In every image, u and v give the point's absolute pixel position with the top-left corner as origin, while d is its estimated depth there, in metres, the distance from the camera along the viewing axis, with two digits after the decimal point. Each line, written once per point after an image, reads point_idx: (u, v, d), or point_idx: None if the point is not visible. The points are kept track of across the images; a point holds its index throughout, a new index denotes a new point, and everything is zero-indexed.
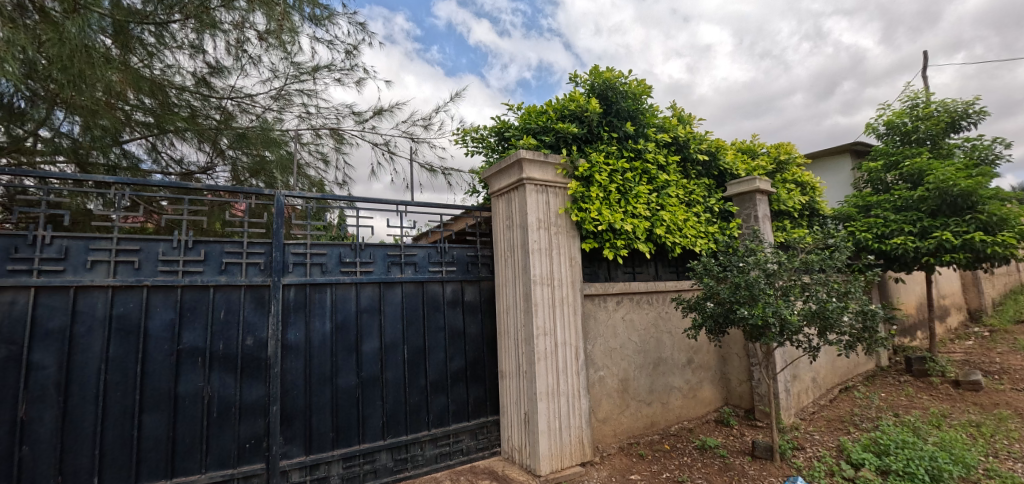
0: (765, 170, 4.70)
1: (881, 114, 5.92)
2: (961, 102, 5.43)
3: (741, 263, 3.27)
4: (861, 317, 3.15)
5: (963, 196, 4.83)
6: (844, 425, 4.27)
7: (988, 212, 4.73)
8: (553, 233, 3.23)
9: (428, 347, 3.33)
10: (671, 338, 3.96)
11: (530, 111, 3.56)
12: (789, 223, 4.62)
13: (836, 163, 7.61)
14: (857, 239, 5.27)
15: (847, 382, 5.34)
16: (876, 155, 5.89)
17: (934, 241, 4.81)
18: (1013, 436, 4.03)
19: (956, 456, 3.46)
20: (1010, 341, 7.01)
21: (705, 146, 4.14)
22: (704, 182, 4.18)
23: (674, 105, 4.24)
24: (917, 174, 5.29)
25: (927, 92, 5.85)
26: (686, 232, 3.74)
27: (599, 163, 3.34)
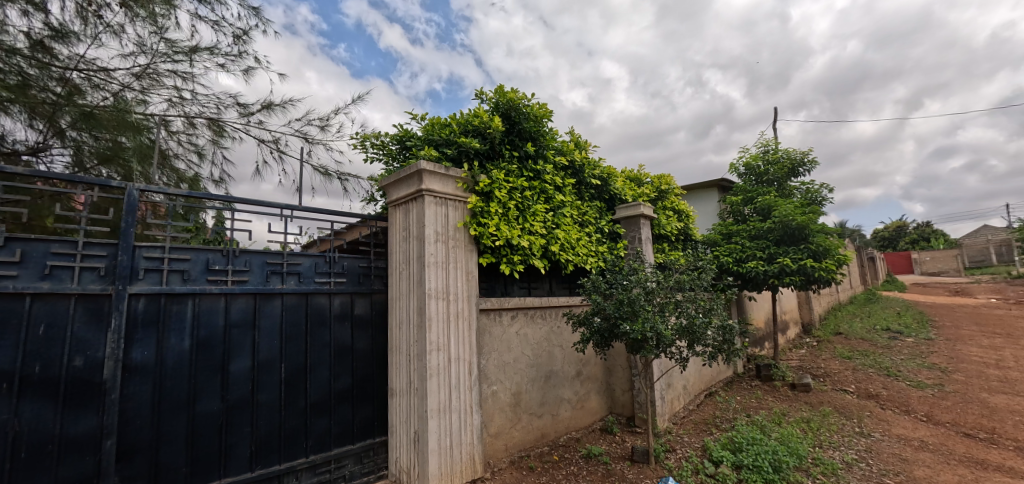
0: (648, 197, 5.17)
1: (742, 156, 6.88)
2: (799, 152, 6.51)
3: (626, 281, 3.54)
4: (722, 331, 3.57)
5: (800, 229, 5.78)
6: (708, 426, 4.79)
7: (817, 243, 5.70)
8: (451, 246, 3.20)
9: (310, 365, 3.06)
10: (562, 352, 4.12)
11: (433, 123, 3.52)
12: (667, 246, 5.12)
13: (706, 195, 8.67)
14: (721, 262, 6.02)
15: (711, 388, 6.01)
16: (737, 191, 6.81)
17: (778, 265, 5.66)
18: (833, 429, 4.84)
19: (792, 449, 4.04)
20: (831, 350, 8.47)
21: (598, 172, 4.44)
22: (596, 205, 4.47)
23: (572, 131, 4.49)
24: (767, 209, 6.21)
25: (775, 141, 6.94)
26: (579, 251, 3.95)
27: (499, 179, 3.40)
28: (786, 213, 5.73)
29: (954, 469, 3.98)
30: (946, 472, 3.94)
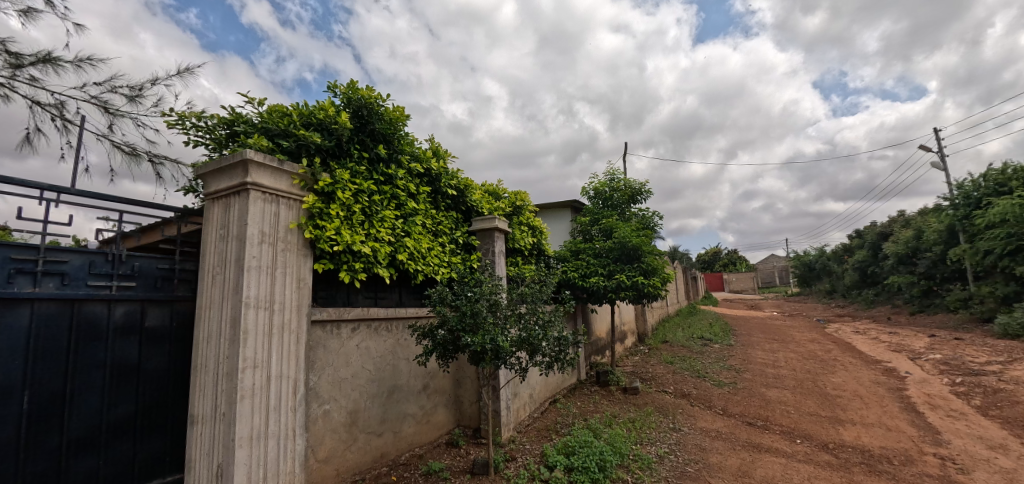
0: (505, 211, 5.35)
1: (592, 182, 7.56)
2: (638, 182, 7.38)
3: (472, 292, 3.57)
4: (558, 342, 3.81)
5: (634, 250, 6.53)
6: (549, 433, 5.04)
7: (647, 263, 6.49)
8: (280, 250, 2.87)
9: (73, 391, 2.42)
10: (407, 365, 3.97)
11: (270, 109, 3.15)
12: (520, 259, 5.35)
13: (562, 214, 9.33)
14: (569, 276, 6.50)
15: (555, 395, 6.39)
16: (587, 213, 7.45)
17: (616, 281, 6.31)
18: (652, 427, 5.49)
19: (617, 448, 4.46)
20: (657, 356, 9.71)
21: (455, 183, 4.44)
22: (452, 215, 4.46)
23: (432, 138, 4.44)
24: (609, 230, 6.90)
25: (620, 171, 7.77)
26: (429, 261, 3.88)
27: (344, 180, 3.17)
28: (624, 235, 6.42)
29: (737, 453, 4.79)
30: (731, 456, 4.72)
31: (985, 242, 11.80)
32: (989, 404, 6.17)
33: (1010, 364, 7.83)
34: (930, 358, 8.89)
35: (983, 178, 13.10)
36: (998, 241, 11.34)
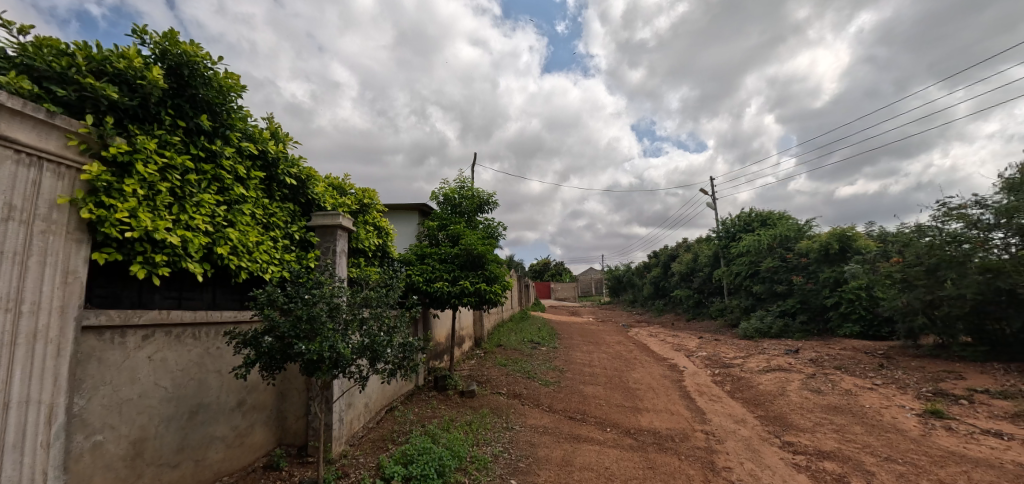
0: (350, 208, 4.99)
1: (442, 187, 7.56)
2: (486, 192, 7.65)
3: (308, 295, 3.22)
4: (402, 348, 3.69)
5: (479, 257, 6.72)
6: (385, 443, 4.81)
7: (490, 270, 6.75)
8: (38, 233, 2.19)
9: None
10: (218, 379, 3.34)
11: (40, 44, 2.39)
12: (363, 260, 5.03)
13: (408, 217, 9.11)
14: (412, 281, 6.36)
15: (392, 403, 6.14)
16: (434, 218, 7.41)
17: (460, 287, 6.42)
18: (488, 427, 5.69)
19: (455, 452, 4.50)
20: (492, 359, 10.16)
21: (295, 171, 3.99)
22: (288, 207, 3.98)
23: (270, 118, 3.94)
24: (456, 237, 6.98)
25: (469, 180, 7.94)
26: (257, 257, 3.37)
27: (148, 150, 2.56)
28: (470, 243, 6.57)
29: (561, 445, 5.29)
30: (556, 448, 5.19)
31: (736, 266, 15.47)
32: (735, 389, 8.06)
33: (747, 358, 10.37)
34: (699, 356, 11.22)
35: (737, 218, 17.28)
36: (744, 266, 15.00)
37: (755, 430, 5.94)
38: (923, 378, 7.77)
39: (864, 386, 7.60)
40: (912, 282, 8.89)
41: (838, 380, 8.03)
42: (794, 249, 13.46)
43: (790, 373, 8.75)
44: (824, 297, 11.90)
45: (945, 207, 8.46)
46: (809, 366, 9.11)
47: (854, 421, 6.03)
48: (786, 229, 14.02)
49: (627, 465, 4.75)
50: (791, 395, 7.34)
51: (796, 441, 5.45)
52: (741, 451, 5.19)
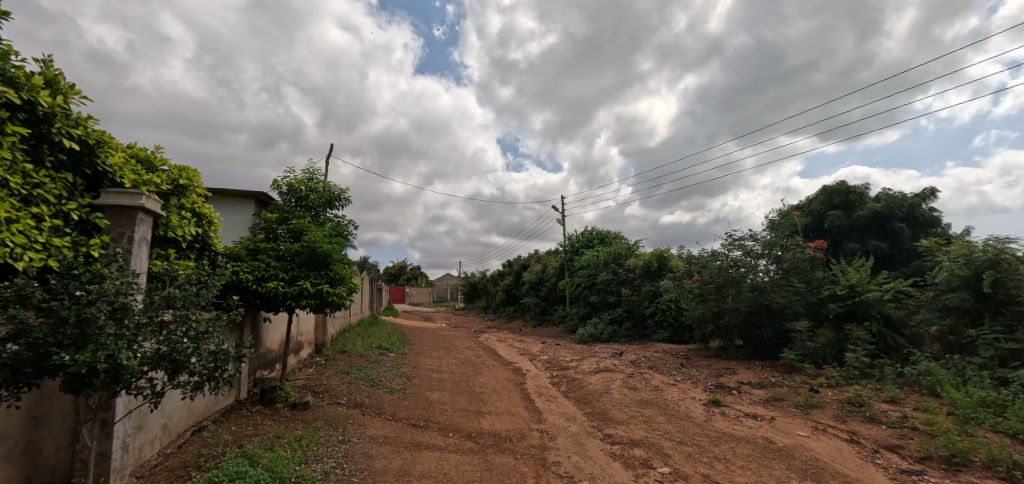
0: (160, 188, 4.16)
1: (286, 176, 6.78)
2: (337, 187, 7.09)
3: (83, 291, 2.56)
4: (213, 357, 3.16)
5: (323, 256, 6.17)
6: (186, 471, 4.04)
7: (335, 271, 6.23)
8: None
9: None
10: None
11: None
12: (172, 252, 4.22)
13: (240, 206, 7.94)
14: (239, 278, 5.53)
15: (201, 422, 5.22)
16: (274, 209, 6.61)
17: (297, 288, 5.78)
18: (320, 442, 5.21)
19: (276, 473, 4.00)
20: (334, 367, 9.41)
21: (81, 134, 3.19)
22: (65, 178, 3.14)
23: (46, 62, 3.10)
24: (298, 232, 6.32)
25: (320, 172, 7.28)
26: (5, 238, 2.57)
27: None
28: (314, 240, 5.98)
29: (400, 454, 5.10)
30: (395, 459, 4.98)
31: (578, 277, 17.07)
32: (568, 390, 8.82)
33: (581, 361, 11.48)
34: (541, 359, 12.03)
35: (581, 235, 19.15)
36: (584, 277, 16.64)
37: (582, 425, 6.57)
38: (709, 374, 9.54)
39: (668, 382, 9.00)
40: (706, 296, 10.88)
41: (650, 378, 9.37)
42: (624, 265, 15.41)
43: (615, 373, 9.93)
44: (644, 307, 13.84)
45: (731, 238, 10.58)
46: (629, 367, 10.46)
47: (659, 412, 7.09)
48: (619, 247, 15.98)
49: (465, 468, 4.80)
50: (614, 392, 8.31)
51: (614, 433, 6.17)
52: (569, 446, 5.67)
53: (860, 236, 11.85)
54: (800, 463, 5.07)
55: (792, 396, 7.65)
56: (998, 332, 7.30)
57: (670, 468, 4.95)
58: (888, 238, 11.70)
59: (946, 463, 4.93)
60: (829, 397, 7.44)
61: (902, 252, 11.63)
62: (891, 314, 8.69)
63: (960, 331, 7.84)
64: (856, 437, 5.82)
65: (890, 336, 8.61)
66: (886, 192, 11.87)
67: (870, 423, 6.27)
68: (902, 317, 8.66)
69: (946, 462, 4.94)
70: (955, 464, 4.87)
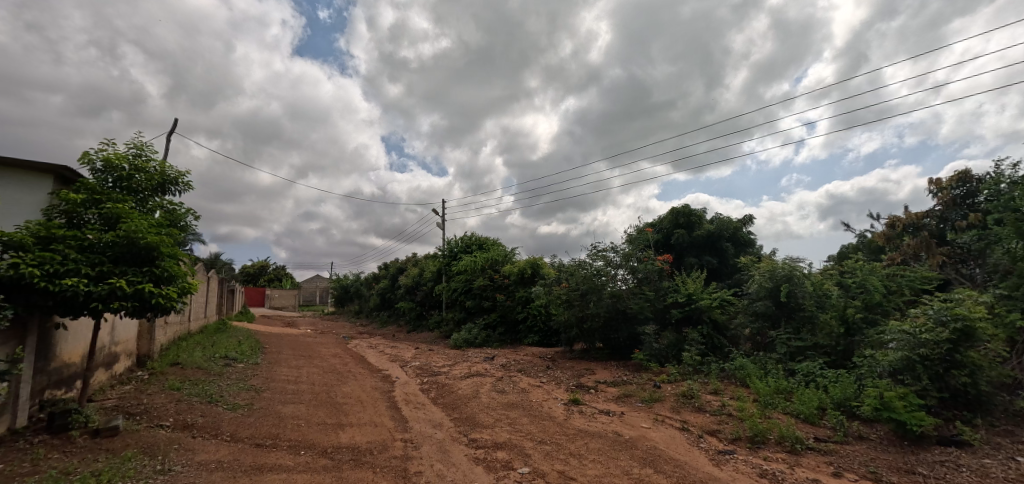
0: None
1: (103, 148, 5.49)
2: (174, 169, 6.05)
3: None
4: None
5: (147, 249, 5.17)
6: None
7: (162, 268, 5.26)
8: None
9: None
10: None
11: None
12: None
13: (31, 182, 6.29)
14: (19, 273, 4.34)
15: None
16: (81, 188, 5.36)
17: (108, 287, 4.75)
18: (129, 475, 4.32)
19: None
20: (161, 382, 7.96)
21: None
22: None
23: None
24: (114, 219, 5.20)
25: (151, 149, 6.12)
26: None
27: None
28: (135, 230, 4.96)
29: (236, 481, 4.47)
30: None
31: (455, 282, 17.06)
32: (437, 396, 8.68)
33: (453, 366, 11.43)
34: (412, 366, 11.70)
35: (460, 240, 19.18)
36: (461, 282, 16.66)
37: (448, 432, 6.49)
38: (572, 375, 10.23)
39: (534, 384, 9.40)
40: (571, 302, 11.67)
41: (518, 381, 9.69)
42: (500, 271, 15.81)
43: (485, 377, 10.08)
44: (517, 312, 14.36)
45: (595, 249, 11.53)
46: (499, 371, 10.72)
47: (524, 414, 7.34)
48: (496, 254, 16.35)
49: None
50: (482, 397, 8.39)
51: (479, 437, 6.21)
52: (433, 454, 5.54)
53: (697, 252, 13.83)
54: (641, 452, 5.64)
55: (639, 392, 8.54)
56: (788, 333, 9.07)
57: (529, 468, 5.12)
58: (717, 254, 13.84)
59: (749, 442, 5.92)
60: (668, 391, 8.48)
61: (727, 266, 13.85)
62: (717, 319, 10.27)
63: (764, 332, 9.58)
64: (686, 426, 6.69)
65: (715, 337, 10.17)
66: (718, 216, 14.06)
67: (698, 412, 7.28)
68: (724, 321, 10.30)
69: (750, 441, 5.94)
70: (756, 443, 5.88)
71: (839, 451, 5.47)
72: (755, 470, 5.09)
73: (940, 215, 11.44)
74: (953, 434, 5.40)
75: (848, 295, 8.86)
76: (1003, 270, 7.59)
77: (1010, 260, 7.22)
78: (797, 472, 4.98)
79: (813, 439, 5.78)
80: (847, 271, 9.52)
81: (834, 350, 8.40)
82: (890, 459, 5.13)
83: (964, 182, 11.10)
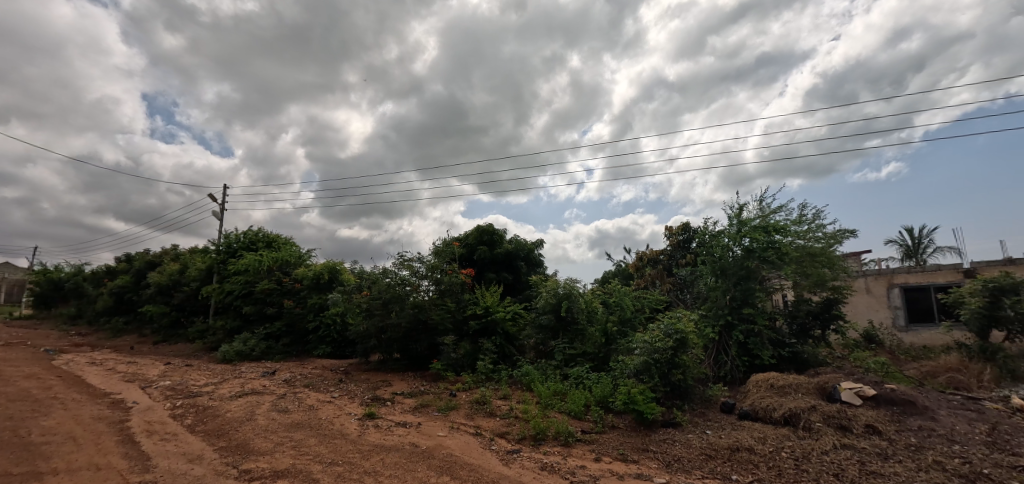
0: None
1: None
2: None
3: None
4: None
5: None
6: None
7: None
8: None
9: None
10: None
11: None
12: None
13: None
14: None
15: None
16: None
17: None
18: None
19: None
20: None
21: None
22: None
23: None
24: None
25: None
26: None
27: None
28: None
29: None
30: None
31: (229, 284, 14.42)
32: (195, 422, 7.10)
33: (219, 384, 9.56)
34: (159, 386, 9.34)
35: (242, 235, 16.40)
36: (238, 284, 14.14)
37: (211, 465, 5.39)
38: (367, 387, 9.74)
39: (324, 400, 8.58)
40: (371, 310, 11.12)
41: (305, 397, 8.71)
42: (290, 274, 14.04)
43: (262, 395, 8.72)
44: (307, 321, 13.07)
45: (401, 258, 11.34)
46: (281, 387, 9.44)
47: (311, 434, 6.61)
48: (288, 255, 14.55)
49: None
50: (259, 418, 7.24)
51: (253, 467, 5.33)
52: None
53: (496, 268, 14.98)
54: (438, 461, 5.72)
55: (436, 401, 8.67)
56: (564, 343, 10.57)
57: None
58: (512, 271, 15.24)
59: (533, 439, 6.63)
60: (463, 399, 8.85)
61: (520, 283, 15.34)
62: (509, 330, 11.27)
63: (546, 342, 10.95)
64: (479, 430, 7.10)
65: (506, 346, 11.15)
66: (515, 237, 15.54)
67: (489, 416, 7.80)
68: (515, 332, 11.38)
69: (533, 439, 6.66)
70: (538, 440, 6.62)
71: (599, 439, 6.60)
72: (536, 464, 5.72)
73: (670, 253, 15.12)
74: (671, 418, 7.12)
75: (608, 312, 10.86)
76: (702, 297, 10.47)
77: (706, 290, 9.99)
78: (569, 461, 5.80)
79: (580, 432, 6.84)
80: (608, 292, 11.67)
81: (596, 357, 10.18)
82: (633, 442, 6.45)
83: (685, 230, 14.96)
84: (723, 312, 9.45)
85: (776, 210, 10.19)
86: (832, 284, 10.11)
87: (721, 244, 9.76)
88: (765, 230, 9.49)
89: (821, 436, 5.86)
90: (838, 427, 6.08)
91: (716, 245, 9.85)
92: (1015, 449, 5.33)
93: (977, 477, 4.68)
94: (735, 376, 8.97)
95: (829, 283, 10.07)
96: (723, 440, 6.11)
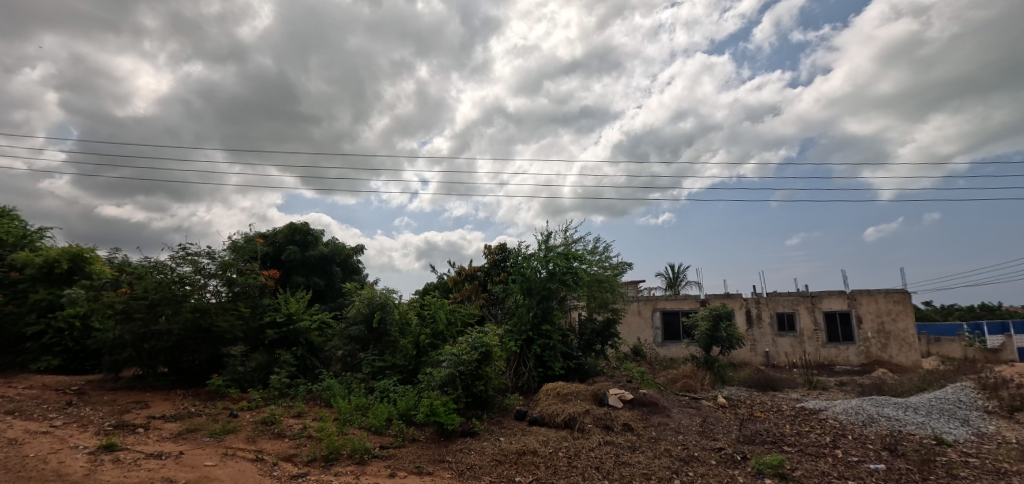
0: None
1: None
2: None
3: None
4: None
5: None
6: None
7: None
8: None
9: None
10: None
11: None
12: None
13: None
14: None
15: None
16: None
17: None
18: None
19: None
20: None
21: None
22: None
23: None
24: None
25: None
26: None
27: None
28: None
29: None
30: None
31: None
32: None
33: None
34: None
35: None
36: None
37: None
38: (110, 411, 7.69)
39: (35, 431, 6.44)
40: (130, 315, 8.85)
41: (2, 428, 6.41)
42: (2, 260, 10.28)
43: None
44: (23, 324, 9.75)
45: (183, 251, 9.43)
46: None
47: (2, 479, 4.85)
48: (2, 232, 10.72)
49: None
50: None
51: None
52: None
53: (306, 272, 13.62)
54: None
55: (208, 425, 7.32)
56: (374, 355, 10.19)
57: None
58: (325, 277, 14.07)
59: (324, 460, 6.11)
60: (246, 420, 7.69)
61: (332, 290, 14.24)
62: (313, 341, 10.35)
63: (354, 354, 10.41)
64: (260, 455, 6.23)
65: (309, 359, 10.16)
66: (333, 240, 14.42)
67: (276, 438, 6.92)
68: (319, 343, 10.48)
69: (324, 460, 6.14)
70: (330, 460, 6.13)
71: (396, 454, 6.46)
72: None
73: (487, 270, 15.97)
74: (470, 427, 7.41)
75: (422, 324, 10.71)
76: (510, 312, 11.28)
77: (515, 306, 10.81)
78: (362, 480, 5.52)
79: (378, 448, 6.58)
80: (425, 304, 11.63)
81: (405, 369, 10.02)
82: (430, 454, 6.50)
83: (502, 250, 16.05)
84: (526, 328, 10.34)
85: (576, 240, 11.73)
86: (613, 306, 12.03)
87: (530, 266, 10.75)
88: (566, 257, 10.81)
89: (590, 435, 6.82)
90: (604, 426, 7.19)
91: (527, 266, 10.79)
92: (715, 436, 7.08)
93: (690, 458, 6.05)
94: (531, 385, 9.87)
95: (610, 305, 11.99)
96: (513, 445, 6.60)
